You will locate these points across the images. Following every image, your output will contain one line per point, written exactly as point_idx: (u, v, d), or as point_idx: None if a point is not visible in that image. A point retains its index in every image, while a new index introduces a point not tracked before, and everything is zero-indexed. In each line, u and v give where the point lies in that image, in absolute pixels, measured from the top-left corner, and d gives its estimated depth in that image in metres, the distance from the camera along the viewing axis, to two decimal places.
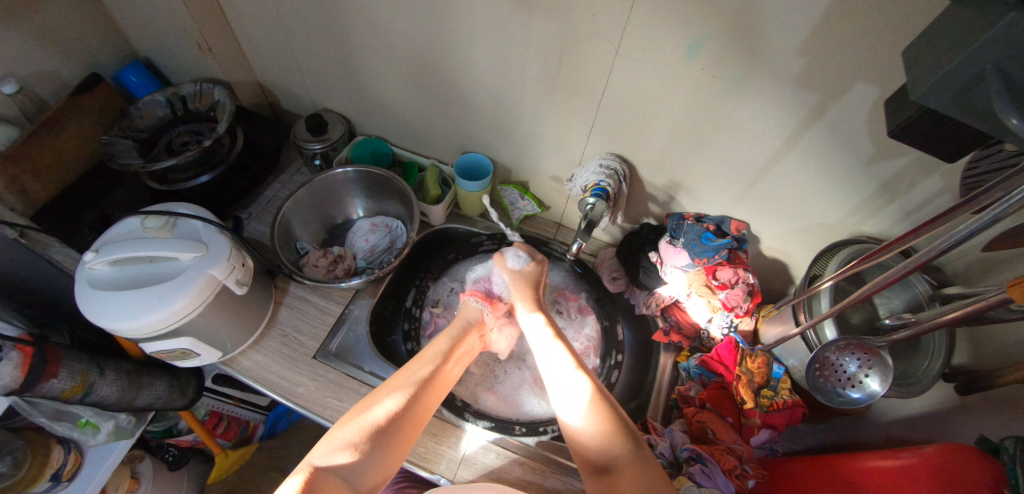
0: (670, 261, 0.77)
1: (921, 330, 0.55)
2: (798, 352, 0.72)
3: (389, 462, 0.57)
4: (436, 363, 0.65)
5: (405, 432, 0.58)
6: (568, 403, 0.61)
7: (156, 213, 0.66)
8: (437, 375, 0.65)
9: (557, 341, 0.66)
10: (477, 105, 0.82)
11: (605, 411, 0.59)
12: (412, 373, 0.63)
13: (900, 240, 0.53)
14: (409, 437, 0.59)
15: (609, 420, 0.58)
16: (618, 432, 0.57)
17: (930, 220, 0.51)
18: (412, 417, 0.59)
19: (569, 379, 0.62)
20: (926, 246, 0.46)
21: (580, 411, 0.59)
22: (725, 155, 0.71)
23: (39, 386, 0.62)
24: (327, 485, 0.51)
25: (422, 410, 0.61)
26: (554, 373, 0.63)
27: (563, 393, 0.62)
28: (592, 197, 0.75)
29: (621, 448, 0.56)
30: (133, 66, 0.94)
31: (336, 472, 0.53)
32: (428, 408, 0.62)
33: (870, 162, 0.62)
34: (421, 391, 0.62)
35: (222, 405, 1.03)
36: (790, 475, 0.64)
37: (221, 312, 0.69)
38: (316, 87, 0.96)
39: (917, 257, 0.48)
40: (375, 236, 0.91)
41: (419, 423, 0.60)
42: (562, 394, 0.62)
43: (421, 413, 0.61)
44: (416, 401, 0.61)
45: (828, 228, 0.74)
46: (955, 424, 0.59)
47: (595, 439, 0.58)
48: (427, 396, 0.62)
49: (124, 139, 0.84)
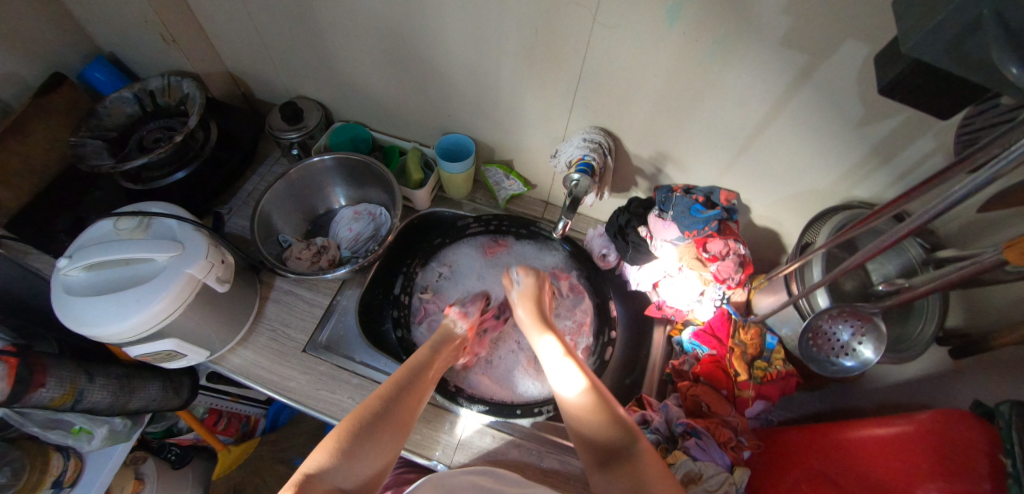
0: (660, 235, 0.76)
1: (916, 294, 0.53)
2: (791, 321, 0.71)
3: (378, 460, 0.57)
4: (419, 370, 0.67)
5: (392, 434, 0.59)
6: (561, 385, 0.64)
7: (129, 214, 0.64)
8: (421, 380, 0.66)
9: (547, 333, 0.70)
10: (454, 84, 0.79)
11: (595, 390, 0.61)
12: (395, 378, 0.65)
13: (895, 202, 0.51)
14: (395, 440, 0.59)
15: (597, 395, 0.61)
16: (606, 406, 0.60)
17: (922, 182, 0.48)
18: (399, 418, 0.61)
19: (559, 365, 0.65)
20: (922, 208, 0.44)
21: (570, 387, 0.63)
22: (712, 123, 0.68)
23: (28, 396, 0.62)
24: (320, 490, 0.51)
25: (408, 413, 0.62)
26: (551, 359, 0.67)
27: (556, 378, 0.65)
28: (576, 173, 0.72)
29: (610, 422, 0.58)
30: (98, 63, 0.91)
31: (325, 476, 0.53)
32: (414, 411, 0.63)
33: (861, 124, 0.59)
34: (405, 394, 0.63)
35: (221, 402, 1.03)
36: (784, 444, 0.64)
37: (204, 311, 0.68)
38: (287, 74, 0.92)
39: (912, 220, 0.45)
40: (358, 224, 0.89)
41: (404, 426, 0.61)
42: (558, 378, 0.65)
43: (406, 416, 0.62)
44: (401, 407, 0.62)
45: (819, 194, 0.71)
46: (951, 388, 0.58)
47: (583, 416, 0.60)
48: (411, 401, 0.63)
49: (94, 140, 0.82)
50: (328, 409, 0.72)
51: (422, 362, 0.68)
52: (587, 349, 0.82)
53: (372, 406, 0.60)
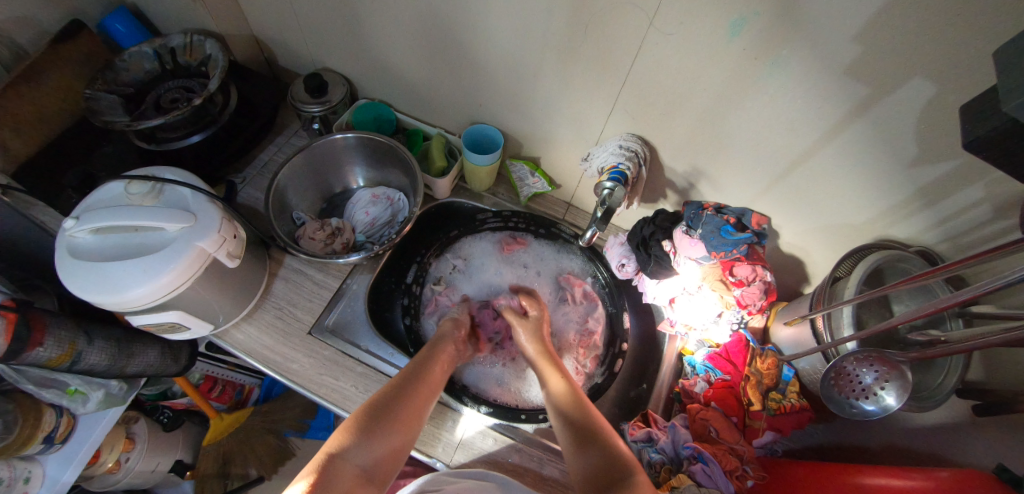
0: (685, 252, 0.72)
1: (949, 352, 0.51)
2: (811, 356, 0.69)
3: (396, 447, 0.55)
4: (429, 357, 0.67)
5: (411, 417, 0.58)
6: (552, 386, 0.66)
7: (141, 178, 0.62)
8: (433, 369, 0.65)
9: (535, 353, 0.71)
10: (490, 74, 0.75)
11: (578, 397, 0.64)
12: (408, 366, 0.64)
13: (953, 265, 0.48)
14: (410, 427, 0.58)
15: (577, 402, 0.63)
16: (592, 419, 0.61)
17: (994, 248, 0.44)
18: (414, 405, 0.59)
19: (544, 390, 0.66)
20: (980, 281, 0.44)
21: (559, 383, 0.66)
22: (754, 145, 0.65)
23: (25, 354, 0.60)
24: (335, 474, 0.49)
25: (423, 402, 0.61)
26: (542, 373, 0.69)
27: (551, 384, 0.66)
28: (609, 181, 0.69)
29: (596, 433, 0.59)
30: (119, 13, 0.87)
31: (347, 460, 0.51)
32: (429, 400, 0.62)
33: (911, 165, 0.57)
34: (419, 383, 0.62)
35: (218, 370, 1.03)
36: (788, 478, 0.64)
37: (212, 285, 0.66)
38: (314, 44, 0.88)
39: (966, 291, 0.45)
40: (376, 208, 0.85)
41: (418, 413, 0.60)
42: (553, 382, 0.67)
43: (420, 403, 0.60)
44: (415, 395, 0.60)
45: (854, 230, 0.69)
46: (972, 444, 0.57)
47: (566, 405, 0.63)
48: (424, 390, 0.62)
49: (109, 94, 0.79)
50: (331, 395, 0.71)
51: (433, 351, 0.68)
52: (596, 358, 0.80)
53: (386, 394, 0.59)
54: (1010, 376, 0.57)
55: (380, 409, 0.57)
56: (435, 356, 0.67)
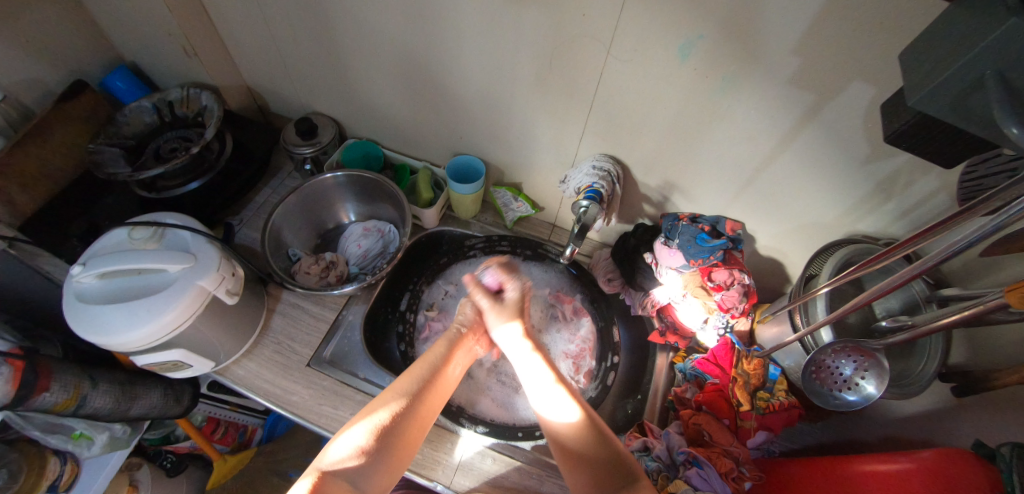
0: (665, 262, 0.75)
1: (919, 333, 0.56)
2: (794, 354, 0.71)
3: (393, 460, 0.57)
4: (437, 365, 0.66)
5: (410, 432, 0.59)
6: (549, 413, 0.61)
7: (144, 224, 0.66)
8: (441, 376, 0.65)
9: (535, 354, 0.68)
10: (469, 107, 0.80)
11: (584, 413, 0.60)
12: (415, 375, 0.64)
13: (908, 243, 0.53)
14: (414, 436, 0.59)
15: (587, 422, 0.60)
16: (597, 431, 0.59)
17: (931, 227, 0.50)
18: (418, 414, 0.60)
19: (548, 392, 0.63)
20: (931, 251, 0.47)
21: (561, 415, 0.61)
22: (720, 156, 0.69)
23: (32, 400, 0.62)
24: (333, 484, 0.51)
25: (425, 413, 0.61)
26: (534, 385, 0.64)
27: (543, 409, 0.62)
28: (585, 200, 0.73)
29: (604, 444, 0.58)
30: (119, 72, 0.94)
31: (343, 476, 0.52)
32: (433, 409, 0.63)
33: (866, 162, 0.61)
34: (424, 393, 0.62)
35: (220, 411, 1.03)
36: (785, 476, 0.65)
37: (213, 322, 0.68)
38: (304, 90, 0.94)
39: (920, 263, 0.48)
40: (367, 240, 0.89)
41: (422, 424, 0.61)
42: (544, 404, 0.62)
43: (425, 415, 0.61)
44: (419, 406, 0.61)
45: (823, 227, 0.73)
46: (958, 426, 0.59)
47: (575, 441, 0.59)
48: (430, 400, 0.62)
49: (111, 147, 0.85)
50: (331, 425, 0.72)
51: (441, 359, 0.67)
52: (588, 372, 0.82)
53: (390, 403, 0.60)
54: (988, 355, 0.60)
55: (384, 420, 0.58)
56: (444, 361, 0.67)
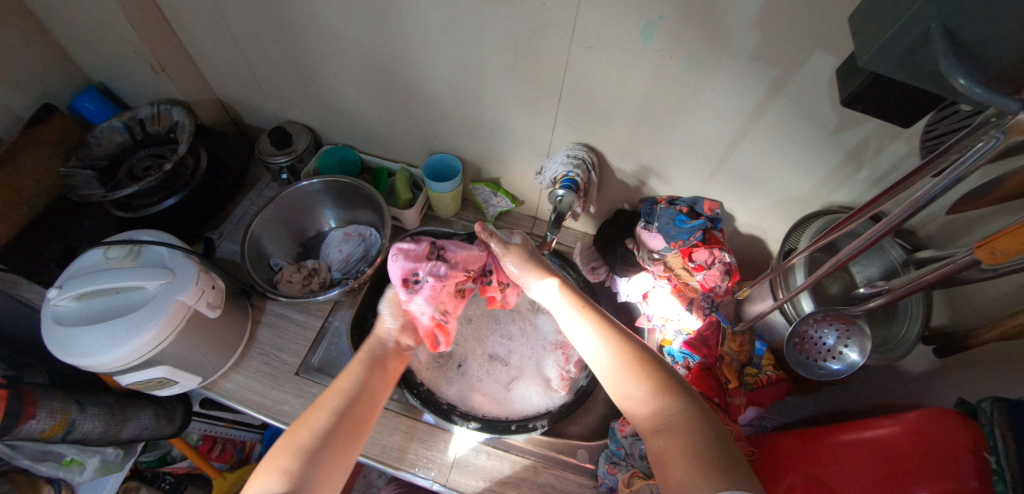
0: (648, 246, 0.77)
1: (898, 294, 0.56)
2: (778, 327, 0.73)
3: (331, 473, 0.51)
4: (366, 372, 0.60)
5: (343, 444, 0.53)
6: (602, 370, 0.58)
7: (119, 242, 0.65)
8: (372, 381, 0.60)
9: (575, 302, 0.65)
10: (441, 104, 0.80)
11: (634, 360, 0.56)
12: (342, 388, 0.57)
13: (872, 204, 0.54)
14: (350, 445, 0.53)
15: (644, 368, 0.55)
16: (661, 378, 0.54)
17: (890, 188, 0.52)
18: (349, 428, 0.54)
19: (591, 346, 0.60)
20: (898, 207, 0.47)
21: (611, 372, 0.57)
22: (691, 135, 0.70)
23: (18, 429, 0.61)
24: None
25: (362, 417, 0.56)
26: (577, 335, 0.62)
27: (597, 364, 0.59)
28: (561, 189, 0.73)
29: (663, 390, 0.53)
30: (88, 93, 0.93)
31: None
32: (367, 418, 0.56)
33: (835, 132, 0.62)
34: (356, 400, 0.56)
35: (216, 428, 1.03)
36: (776, 449, 0.65)
37: (196, 337, 0.68)
38: (276, 100, 0.94)
39: (886, 221, 0.49)
40: (349, 245, 0.89)
41: (356, 435, 0.54)
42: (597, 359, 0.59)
43: (359, 423, 0.55)
44: (351, 414, 0.55)
45: (799, 201, 0.74)
46: (942, 386, 0.60)
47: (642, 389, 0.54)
48: (363, 406, 0.57)
49: (84, 169, 0.84)
50: None
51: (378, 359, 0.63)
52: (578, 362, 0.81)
53: (314, 424, 0.53)
54: (967, 314, 0.60)
55: (308, 443, 0.51)
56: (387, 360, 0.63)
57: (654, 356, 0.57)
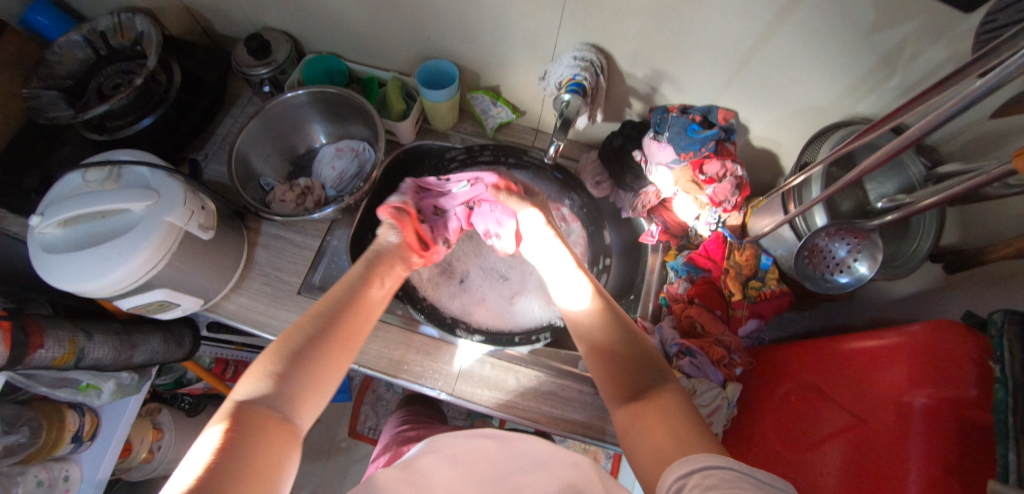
0: (656, 158, 0.72)
1: (911, 211, 0.53)
2: (787, 242, 0.70)
3: (323, 379, 0.51)
4: (357, 286, 0.59)
5: (336, 354, 0.52)
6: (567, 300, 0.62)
7: (96, 165, 0.61)
8: (362, 296, 0.58)
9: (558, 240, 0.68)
10: (432, 4, 0.72)
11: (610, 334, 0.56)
12: (332, 298, 0.56)
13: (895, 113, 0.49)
14: (342, 356, 0.53)
15: (620, 345, 0.55)
16: (636, 353, 0.54)
17: (920, 95, 0.48)
18: (341, 339, 0.53)
19: (568, 278, 0.63)
20: (919, 122, 0.44)
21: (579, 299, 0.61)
22: (710, 35, 0.63)
23: (29, 358, 0.62)
24: (255, 414, 0.44)
25: (353, 329, 0.55)
26: (557, 272, 0.65)
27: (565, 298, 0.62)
28: (567, 93, 0.68)
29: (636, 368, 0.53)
30: (39, 5, 0.83)
31: (259, 401, 0.46)
32: (358, 331, 0.56)
33: (871, 32, 0.56)
34: (346, 311, 0.56)
35: (226, 352, 1.05)
36: (773, 361, 0.67)
37: (192, 260, 0.66)
38: (247, 3, 0.84)
39: (908, 135, 0.45)
40: (342, 161, 0.85)
41: (348, 346, 0.54)
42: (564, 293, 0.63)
43: (350, 336, 0.55)
44: (343, 325, 0.54)
45: (820, 111, 0.69)
46: (945, 304, 0.60)
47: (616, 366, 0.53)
48: (354, 319, 0.56)
49: (48, 91, 0.77)
50: None
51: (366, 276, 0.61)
52: None
53: (307, 327, 0.52)
54: (977, 232, 0.59)
55: (299, 346, 0.50)
56: (377, 276, 0.62)
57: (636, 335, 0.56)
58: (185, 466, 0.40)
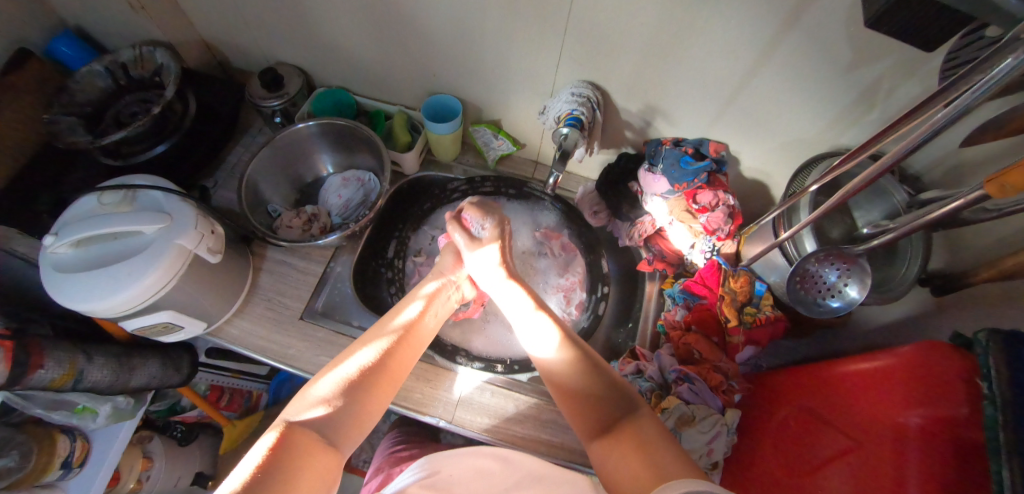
0: (652, 189, 0.76)
1: (896, 234, 0.56)
2: (779, 268, 0.72)
3: (371, 408, 0.53)
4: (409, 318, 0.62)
5: (383, 385, 0.55)
6: (534, 345, 0.61)
7: (112, 188, 0.64)
8: (413, 327, 0.62)
9: (509, 281, 0.69)
10: (439, 42, 0.76)
11: (575, 363, 0.57)
12: (384, 329, 0.60)
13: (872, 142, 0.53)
14: (388, 386, 0.55)
15: (586, 374, 0.56)
16: (603, 380, 0.55)
17: (898, 120, 0.50)
18: (390, 369, 0.56)
19: (531, 319, 0.63)
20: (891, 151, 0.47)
21: (545, 346, 0.60)
22: (699, 73, 0.67)
23: (28, 378, 0.62)
24: (304, 436, 0.47)
25: (402, 360, 0.58)
26: (517, 314, 0.65)
27: (529, 339, 0.62)
28: (565, 127, 0.72)
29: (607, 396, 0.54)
30: (64, 36, 0.87)
31: (310, 425, 0.49)
32: (405, 363, 0.59)
33: (849, 69, 0.60)
34: (397, 344, 0.59)
35: (222, 378, 1.04)
36: (772, 386, 0.67)
37: (198, 283, 0.67)
38: (263, 38, 0.89)
39: (882, 162, 0.48)
40: (347, 190, 0.88)
41: (396, 377, 0.57)
42: (530, 336, 0.62)
43: (398, 368, 0.57)
44: (393, 355, 0.57)
45: (806, 143, 0.72)
46: (936, 326, 0.61)
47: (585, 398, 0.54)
48: (402, 351, 0.59)
49: (67, 116, 0.80)
50: None
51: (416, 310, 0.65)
52: (580, 304, 0.83)
53: (360, 357, 0.56)
54: (964, 257, 0.61)
55: (352, 375, 0.54)
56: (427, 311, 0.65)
57: (603, 367, 0.57)
58: (239, 472, 0.43)
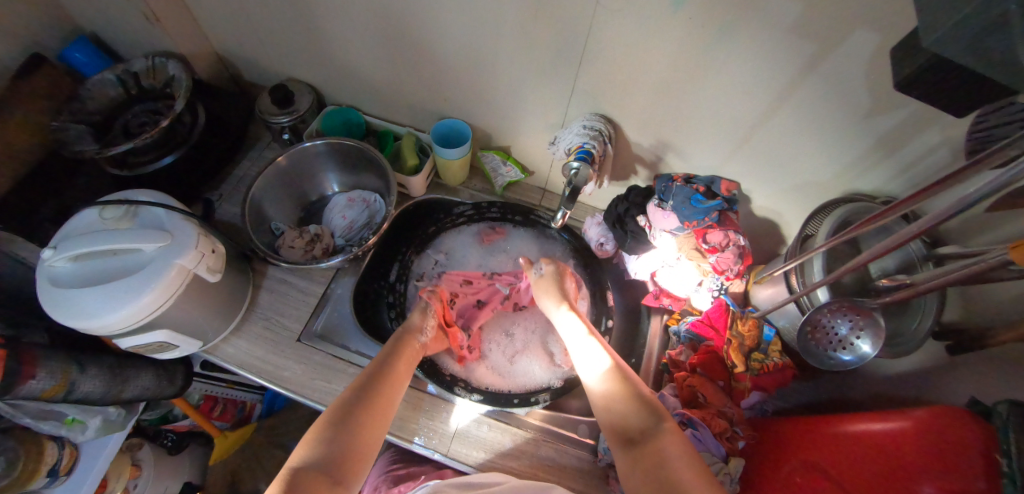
0: (659, 225, 0.74)
1: (916, 291, 0.54)
2: (789, 314, 0.71)
3: (364, 445, 0.55)
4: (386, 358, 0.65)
5: (372, 423, 0.57)
6: (583, 364, 0.67)
7: (115, 202, 0.62)
8: (392, 368, 0.65)
9: (591, 338, 0.69)
10: (452, 67, 0.76)
11: (619, 378, 0.62)
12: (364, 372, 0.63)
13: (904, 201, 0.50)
14: (376, 424, 0.58)
15: (625, 391, 0.60)
16: (634, 395, 0.59)
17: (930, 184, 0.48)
18: (376, 409, 0.59)
19: (582, 343, 0.68)
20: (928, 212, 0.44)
21: (593, 372, 0.65)
22: (715, 111, 0.66)
23: (18, 388, 0.61)
24: (309, 477, 0.49)
25: (385, 398, 0.61)
26: (571, 339, 0.70)
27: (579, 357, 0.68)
28: (576, 161, 0.70)
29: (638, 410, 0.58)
30: (79, 43, 0.88)
31: (310, 467, 0.50)
32: (389, 401, 0.61)
33: (868, 116, 0.58)
34: (377, 383, 0.61)
35: (217, 388, 1.02)
36: (776, 434, 0.65)
37: (196, 301, 0.66)
38: (277, 54, 0.89)
39: (919, 222, 0.46)
40: (352, 211, 0.87)
41: (382, 414, 0.59)
42: (580, 360, 0.67)
43: (382, 406, 0.60)
44: (375, 395, 0.60)
45: (819, 186, 0.71)
46: (949, 382, 0.59)
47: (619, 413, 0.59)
48: (383, 390, 0.61)
49: (77, 124, 0.80)
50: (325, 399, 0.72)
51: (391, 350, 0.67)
52: None
53: (343, 401, 0.58)
54: (981, 313, 0.59)
55: (339, 418, 0.56)
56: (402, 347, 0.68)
57: (639, 385, 0.61)
58: None
